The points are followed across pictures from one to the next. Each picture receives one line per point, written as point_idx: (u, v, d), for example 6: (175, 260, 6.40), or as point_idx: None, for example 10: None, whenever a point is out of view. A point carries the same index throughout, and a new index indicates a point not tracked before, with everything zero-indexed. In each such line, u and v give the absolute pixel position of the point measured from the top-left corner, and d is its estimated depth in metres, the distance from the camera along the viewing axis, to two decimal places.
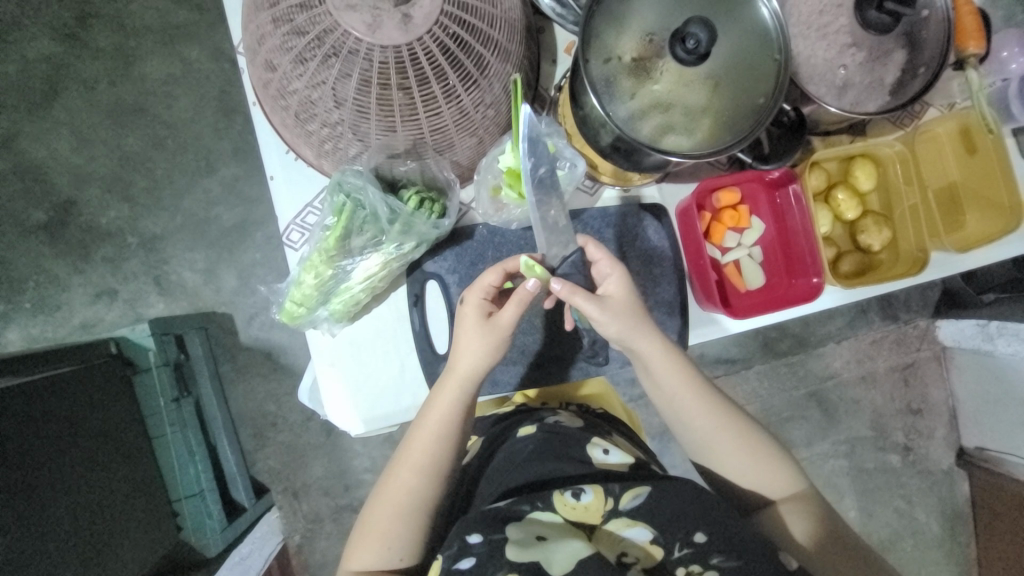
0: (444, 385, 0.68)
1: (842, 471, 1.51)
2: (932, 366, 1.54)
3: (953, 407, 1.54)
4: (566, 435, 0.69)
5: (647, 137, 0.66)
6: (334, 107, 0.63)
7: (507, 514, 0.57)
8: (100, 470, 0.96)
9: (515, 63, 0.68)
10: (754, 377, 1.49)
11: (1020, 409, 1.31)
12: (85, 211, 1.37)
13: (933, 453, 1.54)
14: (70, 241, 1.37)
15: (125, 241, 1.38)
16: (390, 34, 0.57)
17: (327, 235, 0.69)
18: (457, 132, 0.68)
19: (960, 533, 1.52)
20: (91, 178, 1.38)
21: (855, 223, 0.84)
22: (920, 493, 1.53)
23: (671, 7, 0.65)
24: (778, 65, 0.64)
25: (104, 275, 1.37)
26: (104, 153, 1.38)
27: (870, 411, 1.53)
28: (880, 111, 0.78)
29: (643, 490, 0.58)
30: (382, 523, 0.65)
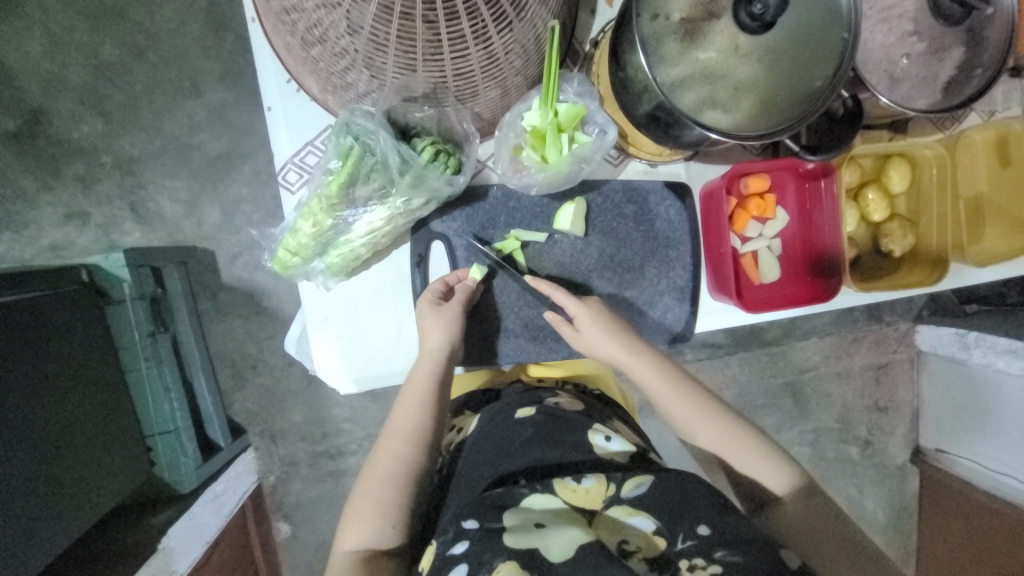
0: (421, 364, 0.72)
1: (805, 458, 1.57)
2: (906, 368, 1.58)
3: (918, 407, 1.60)
4: (564, 419, 0.71)
5: (688, 108, 0.61)
6: (346, 34, 0.55)
7: (505, 502, 0.60)
8: (64, 406, 0.91)
9: (555, 8, 0.61)
10: (735, 363, 1.51)
11: (981, 418, 1.35)
12: (55, 122, 1.25)
13: (892, 448, 1.61)
14: (38, 153, 1.25)
15: (100, 160, 1.27)
16: None
17: (329, 181, 0.64)
18: (483, 80, 0.61)
19: (903, 523, 1.61)
20: (61, 86, 1.25)
21: (880, 225, 0.81)
22: (872, 484, 1.60)
23: None
24: (844, 45, 0.58)
25: (76, 196, 1.27)
26: (77, 59, 1.24)
27: (841, 405, 1.57)
28: (929, 109, 0.72)
29: (646, 479, 0.61)
30: (373, 494, 0.66)
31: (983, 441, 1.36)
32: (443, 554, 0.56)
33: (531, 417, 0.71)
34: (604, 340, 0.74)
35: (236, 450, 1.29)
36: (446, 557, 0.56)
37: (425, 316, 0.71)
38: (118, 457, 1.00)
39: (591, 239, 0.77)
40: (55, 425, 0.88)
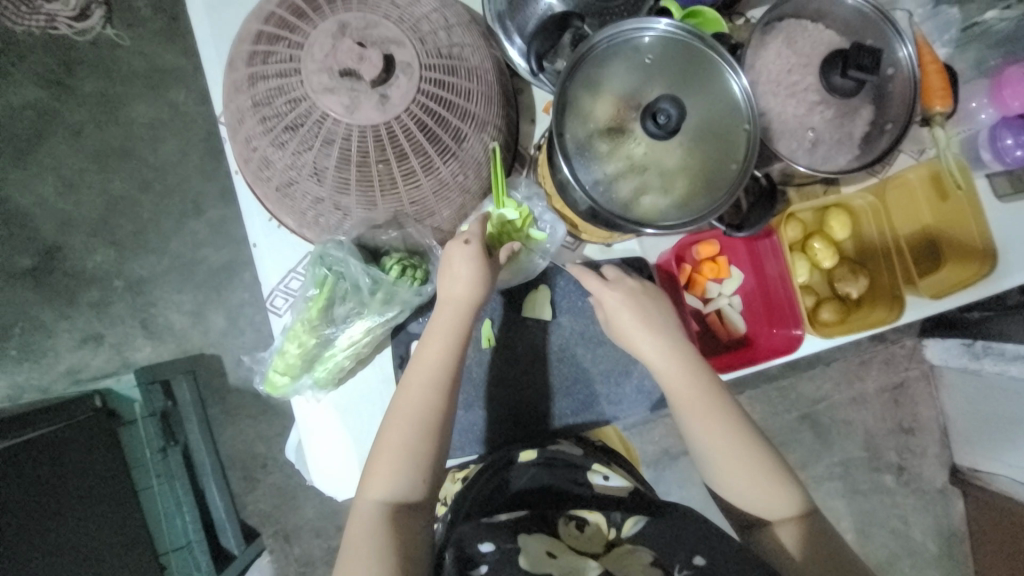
0: (445, 309, 0.68)
1: (837, 493, 1.53)
2: (921, 385, 1.56)
3: (943, 425, 1.56)
4: (566, 460, 0.77)
5: (623, 200, 0.68)
6: (315, 181, 0.65)
7: (517, 529, 0.67)
8: (83, 535, 0.94)
9: (493, 132, 0.70)
10: (744, 402, 1.50)
11: (1004, 431, 1.33)
12: (70, 255, 1.37)
13: (926, 471, 1.55)
14: (56, 286, 1.36)
15: (112, 285, 1.37)
16: (368, 114, 0.61)
17: (309, 306, 0.70)
18: (436, 200, 0.69)
19: (957, 550, 1.54)
20: (76, 224, 1.38)
21: (833, 271, 0.86)
22: (915, 512, 1.54)
23: (642, 79, 0.68)
24: (748, 134, 0.67)
25: (91, 320, 1.36)
26: (90, 197, 1.38)
27: (862, 431, 1.54)
28: (848, 166, 0.79)
29: (642, 518, 0.69)
30: (393, 453, 0.65)
31: (1011, 450, 1.33)
32: (459, 571, 0.62)
33: (532, 461, 0.77)
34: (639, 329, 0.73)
35: (251, 555, 1.28)
36: (463, 573, 0.62)
37: (456, 261, 0.67)
38: None
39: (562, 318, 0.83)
40: (74, 557, 0.91)
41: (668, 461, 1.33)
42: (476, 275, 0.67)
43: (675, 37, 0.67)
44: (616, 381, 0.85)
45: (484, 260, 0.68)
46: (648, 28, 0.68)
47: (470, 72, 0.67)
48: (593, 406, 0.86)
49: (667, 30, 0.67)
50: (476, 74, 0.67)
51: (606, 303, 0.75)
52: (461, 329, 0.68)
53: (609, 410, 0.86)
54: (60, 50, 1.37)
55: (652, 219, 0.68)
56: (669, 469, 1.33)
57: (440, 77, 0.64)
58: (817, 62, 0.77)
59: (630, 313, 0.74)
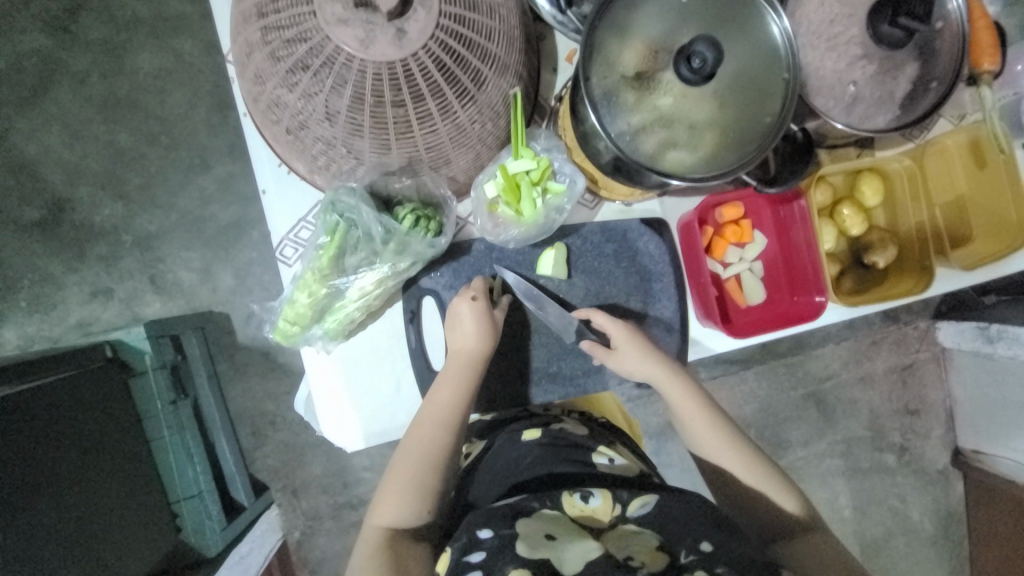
0: (456, 362, 0.73)
1: (839, 471, 1.53)
2: (932, 367, 1.54)
3: (951, 407, 1.55)
4: (569, 441, 0.78)
5: (649, 153, 0.65)
6: (327, 122, 0.62)
7: (518, 511, 0.67)
8: (94, 477, 0.95)
9: (514, 76, 0.66)
10: (752, 377, 1.50)
11: (1014, 414, 1.31)
12: (77, 208, 1.36)
13: (930, 453, 1.55)
14: (64, 238, 1.35)
15: (120, 239, 1.36)
16: (383, 49, 0.57)
17: (320, 255, 0.68)
18: (453, 147, 0.66)
19: (953, 531, 1.55)
20: (82, 175, 1.35)
21: (860, 239, 0.83)
22: (915, 493, 1.55)
23: (675, 20, 0.63)
24: (786, 84, 0.63)
25: (99, 274, 1.36)
26: (96, 149, 1.35)
27: (868, 411, 1.54)
28: (888, 126, 0.75)
29: (650, 499, 0.67)
30: (402, 481, 0.70)
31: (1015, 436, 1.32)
32: (459, 559, 0.62)
33: (536, 440, 0.77)
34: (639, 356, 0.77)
35: (260, 508, 1.31)
36: (462, 562, 0.61)
37: (464, 314, 0.73)
38: (143, 524, 1.04)
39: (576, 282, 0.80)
40: (84, 500, 0.92)
41: (673, 433, 1.33)
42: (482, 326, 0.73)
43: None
44: None
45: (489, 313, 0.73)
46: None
47: (492, 10, 0.63)
48: (602, 371, 0.84)
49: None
50: (498, 11, 0.63)
51: (595, 348, 0.77)
52: (473, 371, 0.73)
53: (619, 376, 0.85)
54: None
55: (679, 175, 0.65)
56: (673, 441, 1.34)
57: (461, 12, 0.60)
58: (863, 11, 0.72)
59: (635, 342, 0.76)
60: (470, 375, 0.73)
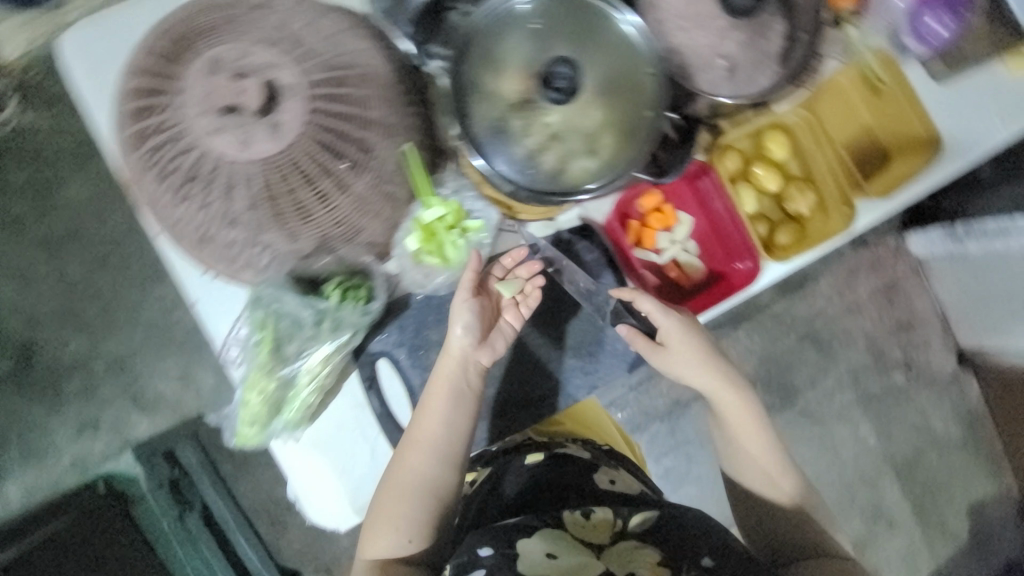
0: (438, 381, 0.74)
1: (852, 401, 1.54)
2: (912, 279, 1.55)
3: (941, 312, 1.57)
4: (571, 462, 0.86)
5: (552, 170, 0.68)
6: (228, 227, 0.62)
7: (519, 528, 0.71)
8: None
9: (404, 132, 0.67)
10: (744, 335, 1.51)
11: (1002, 308, 1.32)
12: (44, 350, 1.35)
13: (934, 360, 1.57)
14: (39, 383, 1.35)
15: (94, 368, 1.36)
16: (263, 146, 0.58)
17: (259, 351, 0.69)
18: (360, 216, 0.66)
19: (975, 427, 1.57)
20: (41, 317, 1.35)
21: (781, 193, 0.85)
22: (930, 401, 1.57)
23: (538, 44, 0.66)
24: (655, 76, 0.66)
25: (82, 408, 1.35)
26: (48, 288, 1.35)
27: (864, 338, 1.55)
28: (771, 86, 0.79)
29: (649, 516, 0.73)
30: (395, 505, 0.72)
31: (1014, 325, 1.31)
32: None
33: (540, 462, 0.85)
34: (698, 364, 0.82)
35: None
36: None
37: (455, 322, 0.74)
38: None
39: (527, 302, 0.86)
40: None
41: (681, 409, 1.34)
42: (468, 332, 0.73)
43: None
44: (589, 349, 0.88)
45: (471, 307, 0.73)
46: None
47: (362, 78, 0.64)
48: (574, 377, 0.88)
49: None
50: (368, 79, 0.64)
51: (637, 339, 0.81)
52: (456, 395, 0.73)
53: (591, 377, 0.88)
54: None
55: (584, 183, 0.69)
56: (682, 418, 1.34)
57: (329, 91, 0.61)
58: None
59: (689, 339, 0.80)
60: (458, 392, 0.74)
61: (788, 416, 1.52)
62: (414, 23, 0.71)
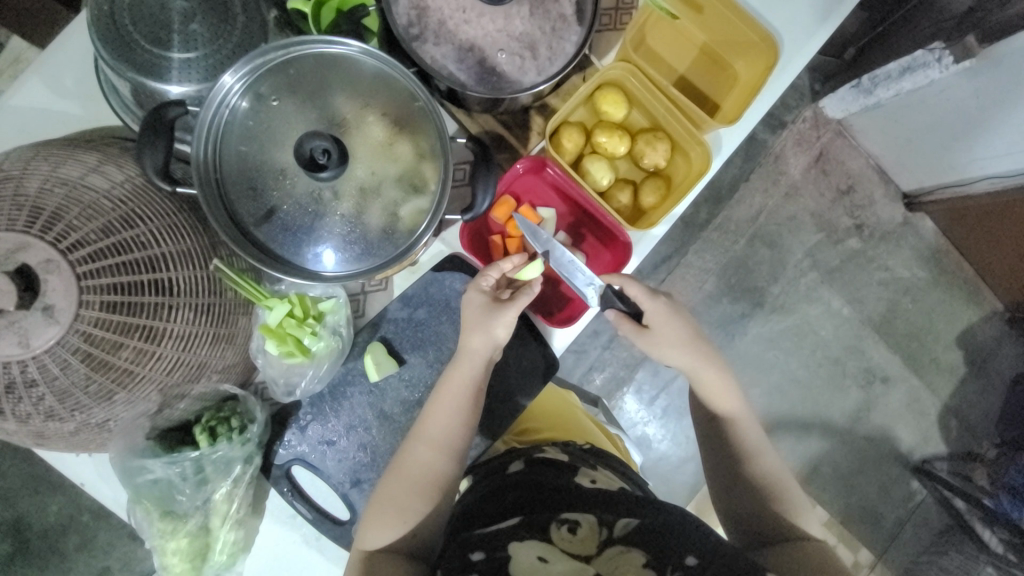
0: (460, 365, 0.72)
1: (818, 282, 1.50)
2: (839, 143, 1.48)
3: (877, 163, 1.50)
4: (552, 463, 0.76)
5: (381, 226, 0.64)
6: (61, 419, 0.58)
7: (506, 538, 0.64)
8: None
9: (206, 254, 0.63)
10: (693, 258, 1.47)
11: (932, 139, 1.26)
12: (31, 527, 1.32)
13: (883, 213, 1.51)
14: (39, 559, 1.33)
15: (85, 525, 1.33)
16: (43, 334, 0.53)
17: (155, 518, 0.68)
18: (195, 351, 0.62)
19: (946, 263, 1.52)
20: (12, 498, 1.31)
21: (633, 151, 0.80)
22: (893, 254, 1.51)
23: (297, 117, 0.62)
24: (427, 104, 0.63)
25: (89, 566, 1.33)
26: (7, 469, 1.31)
27: (809, 217, 1.49)
28: (581, 45, 0.71)
29: (631, 521, 0.64)
30: (402, 499, 0.69)
31: (957, 155, 1.23)
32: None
33: (523, 469, 0.76)
34: (679, 350, 0.77)
35: None
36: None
37: (474, 311, 0.72)
38: None
39: None
40: None
41: None
42: (487, 331, 0.71)
43: (258, 75, 0.61)
44: (511, 369, 0.84)
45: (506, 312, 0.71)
46: (227, 82, 0.60)
47: (132, 217, 0.59)
48: (509, 397, 0.85)
49: (244, 77, 0.60)
50: (140, 216, 0.60)
51: (624, 325, 0.76)
52: (473, 393, 0.71)
53: (521, 394, 0.85)
54: None
55: (415, 227, 0.65)
56: None
57: (94, 249, 0.56)
58: None
59: (670, 320, 0.77)
60: (474, 389, 0.72)
61: (760, 319, 1.49)
62: (138, 132, 0.58)
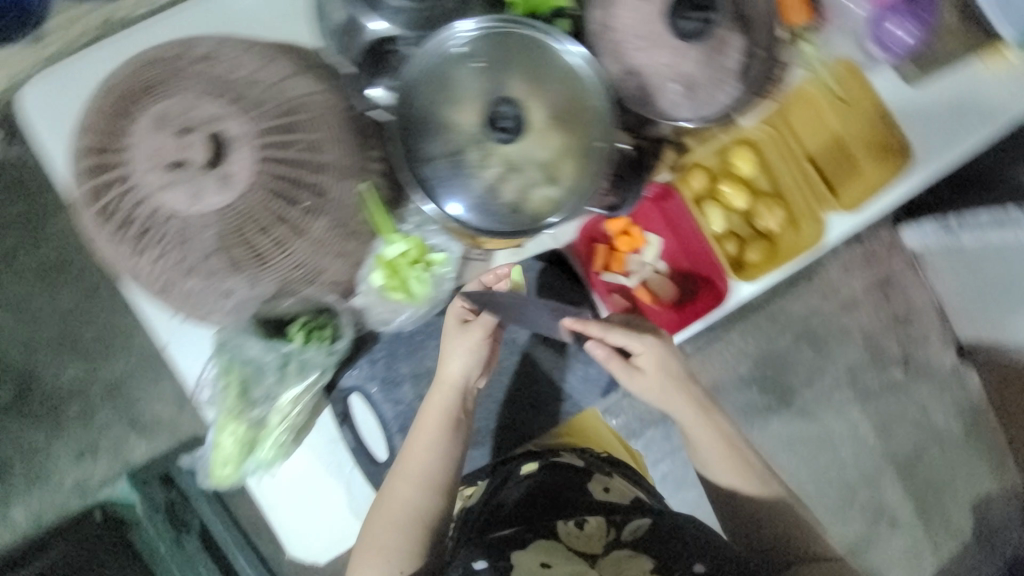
0: (436, 395, 0.76)
1: (850, 401, 1.47)
2: (909, 274, 1.47)
3: (939, 305, 1.49)
4: (562, 468, 0.87)
5: (513, 201, 0.69)
6: (188, 276, 0.63)
7: (514, 544, 0.73)
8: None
9: (359, 172, 0.68)
10: (738, 338, 1.43)
11: (1003, 297, 1.25)
12: (49, 378, 1.38)
13: (933, 356, 1.49)
14: (43, 411, 1.38)
15: (95, 394, 1.38)
16: (214, 197, 0.59)
17: (226, 395, 0.70)
18: (320, 257, 0.66)
19: (980, 423, 1.49)
20: (44, 347, 1.37)
21: (750, 210, 0.83)
22: (931, 398, 1.49)
23: (488, 81, 0.67)
24: (603, 108, 0.68)
25: (87, 433, 1.38)
26: (47, 319, 1.37)
27: (861, 334, 1.47)
28: (733, 103, 0.77)
29: (642, 524, 0.76)
30: (385, 537, 0.71)
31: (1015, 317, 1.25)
32: None
33: (533, 473, 0.86)
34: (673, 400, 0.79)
35: None
36: None
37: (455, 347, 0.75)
38: None
39: None
40: None
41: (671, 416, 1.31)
42: (463, 361, 0.75)
43: (485, 33, 0.68)
44: None
45: (482, 345, 0.76)
46: (456, 29, 0.67)
47: (314, 122, 0.65)
48: None
49: (472, 30, 0.67)
50: (320, 122, 0.65)
51: (612, 362, 0.77)
52: (451, 421, 0.75)
53: None
54: None
55: (546, 211, 0.69)
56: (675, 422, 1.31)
57: (279, 138, 0.62)
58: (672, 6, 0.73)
59: (659, 370, 0.77)
60: (453, 419, 0.75)
61: (784, 418, 1.46)
62: (359, 59, 0.70)
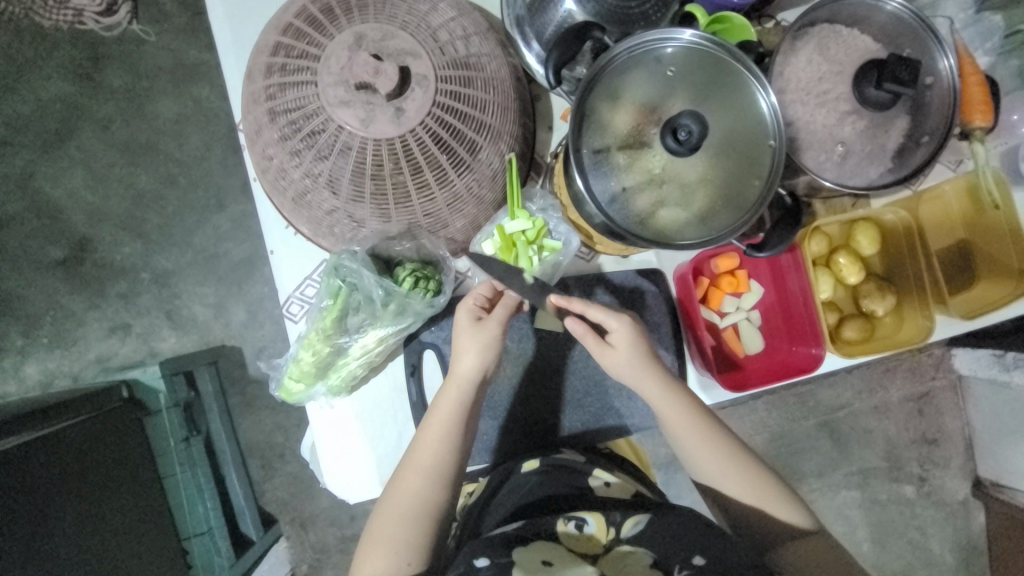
0: (448, 388, 0.71)
1: (854, 503, 1.43)
2: (948, 395, 1.43)
3: (970, 436, 1.44)
4: (567, 467, 0.80)
5: (644, 212, 0.66)
6: (331, 195, 0.66)
7: (515, 539, 0.68)
8: (101, 513, 0.97)
9: (510, 142, 0.69)
10: (762, 407, 1.41)
11: None
12: (100, 249, 1.38)
13: (949, 484, 1.45)
14: (82, 277, 1.38)
15: (139, 276, 1.38)
16: (383, 127, 0.61)
17: (323, 315, 0.71)
18: (450, 212, 0.69)
19: (976, 564, 1.44)
20: (105, 217, 1.38)
21: (858, 287, 0.84)
22: (936, 525, 1.44)
23: (672, 88, 0.65)
24: (773, 151, 0.64)
25: (118, 310, 1.38)
26: (117, 192, 1.38)
27: (884, 442, 1.43)
28: (881, 180, 0.73)
29: (643, 518, 0.70)
30: (392, 527, 0.68)
31: None
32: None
33: (535, 470, 0.79)
34: (649, 380, 0.71)
35: (268, 541, 1.31)
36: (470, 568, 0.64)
37: (469, 337, 0.71)
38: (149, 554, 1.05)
39: (565, 333, 0.86)
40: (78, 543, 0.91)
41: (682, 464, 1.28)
42: (481, 355, 0.70)
43: (699, 47, 0.65)
44: (616, 391, 0.87)
45: (497, 339, 0.71)
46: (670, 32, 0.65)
47: (486, 83, 0.66)
48: (599, 415, 0.87)
49: (688, 41, 0.65)
50: (493, 85, 0.66)
51: (587, 338, 0.71)
52: (461, 415, 0.70)
53: (611, 415, 0.87)
54: (88, 43, 1.35)
55: (671, 234, 0.66)
56: (682, 471, 1.28)
57: (455, 89, 0.63)
58: (851, 69, 0.71)
59: (634, 348, 0.71)
60: (468, 413, 0.71)
61: None
62: (563, 35, 0.64)
